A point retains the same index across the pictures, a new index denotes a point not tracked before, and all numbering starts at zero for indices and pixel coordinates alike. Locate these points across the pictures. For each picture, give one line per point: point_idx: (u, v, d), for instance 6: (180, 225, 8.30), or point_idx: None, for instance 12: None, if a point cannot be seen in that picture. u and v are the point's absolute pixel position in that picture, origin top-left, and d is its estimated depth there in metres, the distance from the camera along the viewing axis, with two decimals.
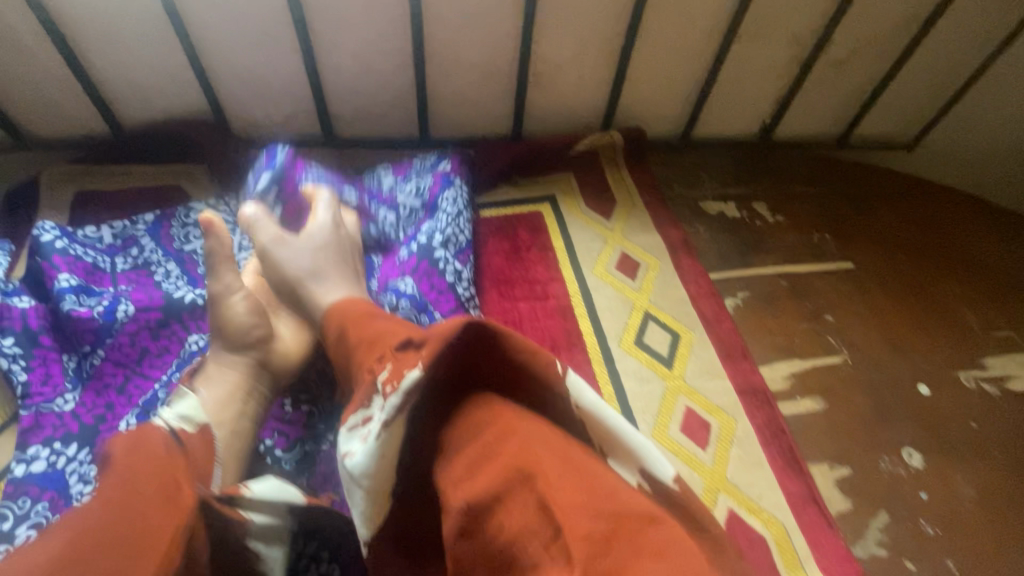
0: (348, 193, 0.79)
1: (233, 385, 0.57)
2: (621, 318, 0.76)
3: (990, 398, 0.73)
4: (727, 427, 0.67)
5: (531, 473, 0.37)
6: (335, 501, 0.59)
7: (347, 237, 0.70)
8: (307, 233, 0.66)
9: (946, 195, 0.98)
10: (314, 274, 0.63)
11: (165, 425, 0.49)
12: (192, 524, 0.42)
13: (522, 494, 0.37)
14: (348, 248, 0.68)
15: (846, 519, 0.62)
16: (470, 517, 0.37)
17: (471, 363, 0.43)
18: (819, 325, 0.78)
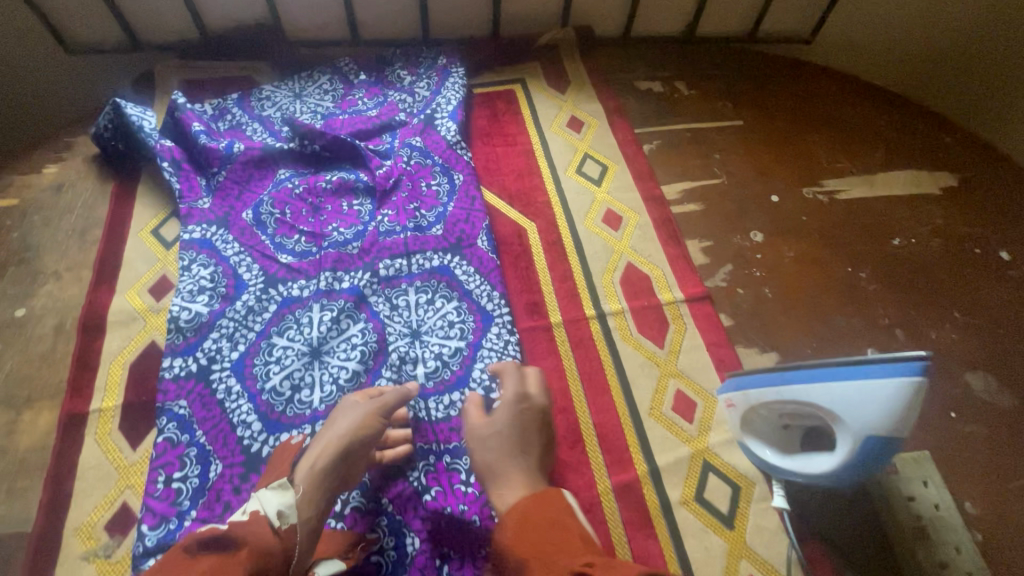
0: (378, 87, 1.15)
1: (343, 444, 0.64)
2: (568, 156, 1.09)
3: (820, 202, 1.05)
4: (633, 219, 1.01)
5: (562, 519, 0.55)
6: (381, 256, 0.93)
7: (529, 409, 0.66)
8: (493, 420, 0.65)
9: (834, 76, 1.25)
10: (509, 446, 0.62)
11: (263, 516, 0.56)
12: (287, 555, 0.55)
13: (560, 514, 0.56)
14: (531, 420, 0.65)
15: (703, 267, 0.96)
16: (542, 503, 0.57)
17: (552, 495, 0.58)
18: (708, 161, 1.10)
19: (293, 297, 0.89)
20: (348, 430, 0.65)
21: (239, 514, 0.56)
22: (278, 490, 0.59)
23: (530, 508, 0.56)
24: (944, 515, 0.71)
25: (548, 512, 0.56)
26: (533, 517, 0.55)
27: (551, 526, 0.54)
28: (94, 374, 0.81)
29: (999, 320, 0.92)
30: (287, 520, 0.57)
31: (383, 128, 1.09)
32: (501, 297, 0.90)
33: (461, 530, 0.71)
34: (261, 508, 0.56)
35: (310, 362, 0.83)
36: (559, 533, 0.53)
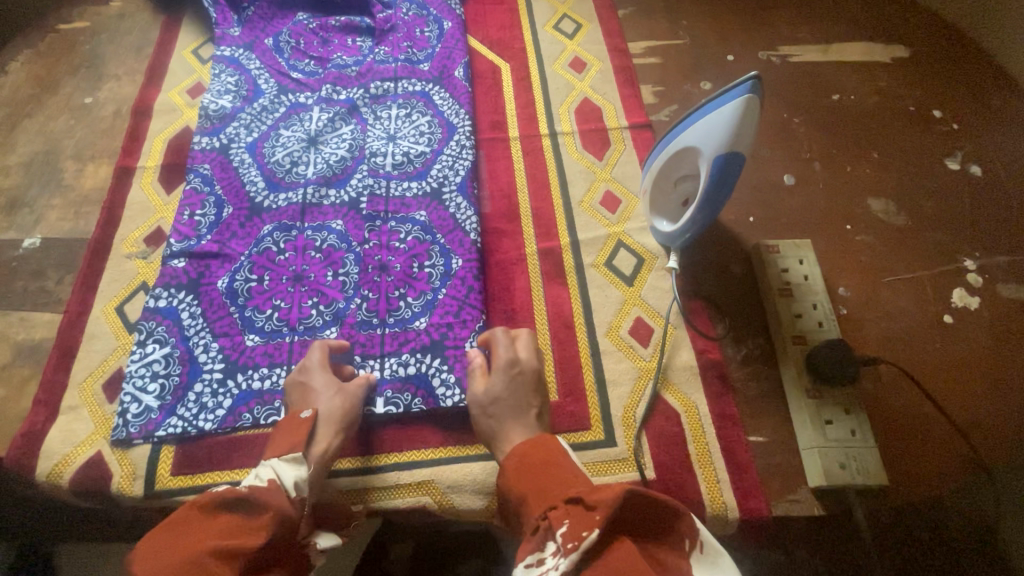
0: None
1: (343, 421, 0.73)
2: (547, 15, 1.22)
3: (772, 63, 1.14)
4: (597, 65, 1.14)
5: (553, 462, 0.63)
6: (372, 77, 1.10)
7: (522, 379, 0.74)
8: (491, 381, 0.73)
9: None
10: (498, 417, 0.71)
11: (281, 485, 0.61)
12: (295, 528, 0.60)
13: (546, 453, 0.64)
14: (523, 389, 0.73)
15: (651, 105, 1.09)
16: (530, 456, 0.64)
17: (546, 445, 0.66)
18: (675, 26, 1.20)
19: (299, 103, 1.07)
20: (344, 409, 0.73)
21: (257, 480, 0.62)
22: (292, 462, 0.65)
23: (534, 454, 0.64)
24: (811, 283, 0.84)
25: (544, 453, 0.64)
26: (531, 462, 0.63)
27: (543, 468, 0.62)
28: (141, 144, 1.03)
29: (911, 163, 1.00)
30: (301, 490, 0.63)
31: None
32: (466, 114, 1.04)
33: (382, 272, 0.88)
34: (282, 481, 0.62)
35: (307, 147, 1.01)
36: (552, 473, 0.61)
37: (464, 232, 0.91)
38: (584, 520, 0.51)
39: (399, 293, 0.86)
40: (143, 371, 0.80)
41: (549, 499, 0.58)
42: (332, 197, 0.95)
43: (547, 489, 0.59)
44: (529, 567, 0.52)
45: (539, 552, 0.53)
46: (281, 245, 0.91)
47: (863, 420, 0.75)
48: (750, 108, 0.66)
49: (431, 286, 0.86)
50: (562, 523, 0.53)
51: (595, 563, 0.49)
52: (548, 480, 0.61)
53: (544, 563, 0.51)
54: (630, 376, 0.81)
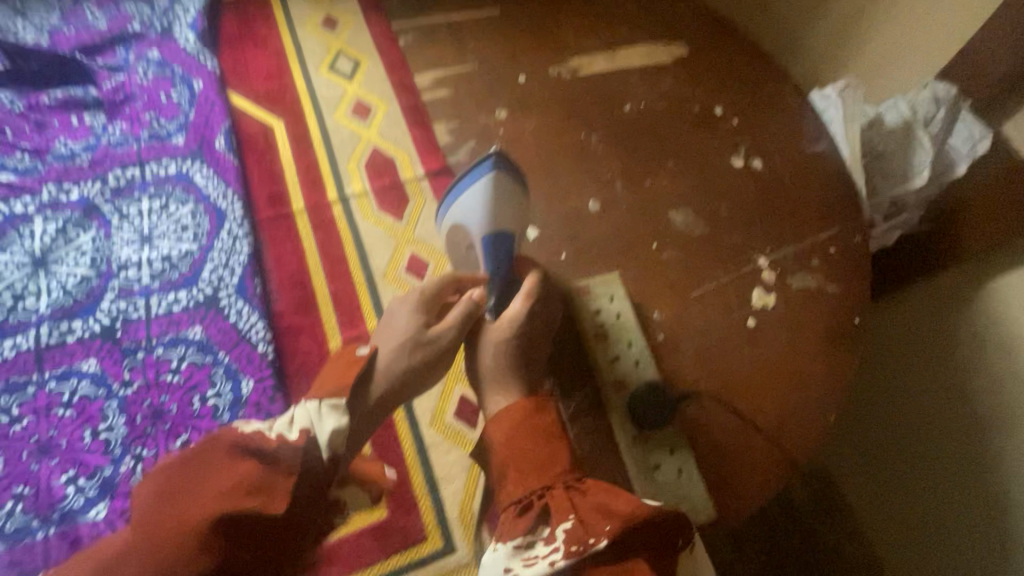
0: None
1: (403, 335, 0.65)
2: (320, 54, 1.09)
3: (563, 79, 1.11)
4: (383, 109, 1.04)
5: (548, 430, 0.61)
6: (111, 166, 0.91)
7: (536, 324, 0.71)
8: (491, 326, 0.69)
9: None
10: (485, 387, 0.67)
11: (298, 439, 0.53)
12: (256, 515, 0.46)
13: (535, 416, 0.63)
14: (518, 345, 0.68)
15: (448, 144, 1.01)
16: (516, 425, 0.62)
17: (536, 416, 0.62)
18: (462, 48, 1.12)
19: (15, 214, 0.86)
20: (405, 331, 0.66)
21: (290, 430, 0.53)
22: (334, 410, 0.55)
23: (510, 415, 0.62)
24: (623, 320, 0.84)
25: (534, 423, 0.62)
26: (518, 431, 0.61)
27: (529, 434, 0.61)
28: None
29: (701, 166, 1.03)
30: (335, 451, 0.54)
31: (118, 41, 1.02)
32: (236, 194, 0.90)
33: (156, 420, 0.74)
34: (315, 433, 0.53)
35: (33, 273, 0.82)
36: (535, 451, 0.60)
37: (251, 345, 0.79)
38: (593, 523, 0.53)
39: (182, 440, 0.73)
40: None
41: (539, 472, 0.59)
42: (78, 331, 0.79)
43: (537, 467, 0.59)
44: (518, 550, 0.54)
45: (529, 536, 0.55)
46: (14, 411, 0.73)
47: (687, 456, 0.76)
48: (501, 180, 0.72)
49: (219, 421, 0.74)
50: (566, 518, 0.54)
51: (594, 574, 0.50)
52: (534, 455, 0.60)
53: (535, 555, 0.53)
54: (462, 465, 0.75)
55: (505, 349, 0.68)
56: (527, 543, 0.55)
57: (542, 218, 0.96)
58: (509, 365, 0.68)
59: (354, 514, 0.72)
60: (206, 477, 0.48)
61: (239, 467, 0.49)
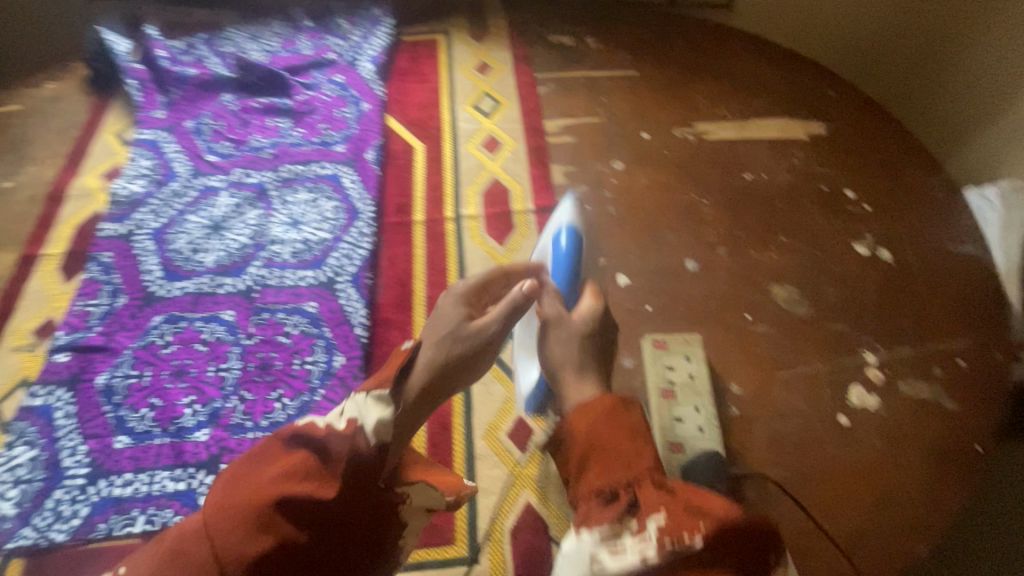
0: (313, 30, 1.31)
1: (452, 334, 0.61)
2: (468, 93, 1.23)
3: (686, 141, 1.14)
4: (510, 146, 1.14)
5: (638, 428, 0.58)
6: (285, 161, 1.11)
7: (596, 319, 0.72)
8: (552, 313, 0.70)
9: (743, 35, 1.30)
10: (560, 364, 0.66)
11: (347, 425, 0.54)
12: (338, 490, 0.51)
13: (623, 412, 0.59)
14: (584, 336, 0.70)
15: (561, 185, 1.08)
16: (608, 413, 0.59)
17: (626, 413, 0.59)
18: (593, 102, 1.20)
19: (210, 187, 1.08)
20: (453, 330, 0.61)
21: (338, 421, 0.54)
22: (378, 402, 0.55)
23: (595, 408, 0.59)
24: (696, 382, 0.81)
25: (621, 418, 0.58)
26: (601, 418, 0.58)
27: (615, 429, 0.57)
28: (50, 230, 1.04)
29: (816, 245, 0.98)
30: (381, 438, 0.53)
31: (316, 66, 1.25)
32: (371, 200, 1.05)
33: (264, 371, 0.87)
34: (361, 419, 0.54)
35: (210, 234, 1.02)
36: (623, 444, 0.57)
37: (350, 326, 0.90)
38: (685, 521, 0.49)
39: (277, 393, 0.85)
40: (7, 476, 0.78)
41: (627, 471, 0.54)
42: (227, 286, 0.96)
43: (623, 463, 0.55)
44: (603, 540, 0.50)
45: (616, 524, 0.51)
46: (167, 338, 0.90)
47: None
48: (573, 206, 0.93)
49: (309, 384, 0.85)
50: (657, 513, 0.50)
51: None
52: (613, 448, 0.56)
53: (621, 542, 0.50)
54: (502, 484, 0.77)
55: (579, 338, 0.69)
56: (614, 532, 0.50)
57: (635, 268, 0.97)
58: (586, 356, 0.67)
59: None
60: (262, 470, 0.52)
61: (295, 457, 0.52)
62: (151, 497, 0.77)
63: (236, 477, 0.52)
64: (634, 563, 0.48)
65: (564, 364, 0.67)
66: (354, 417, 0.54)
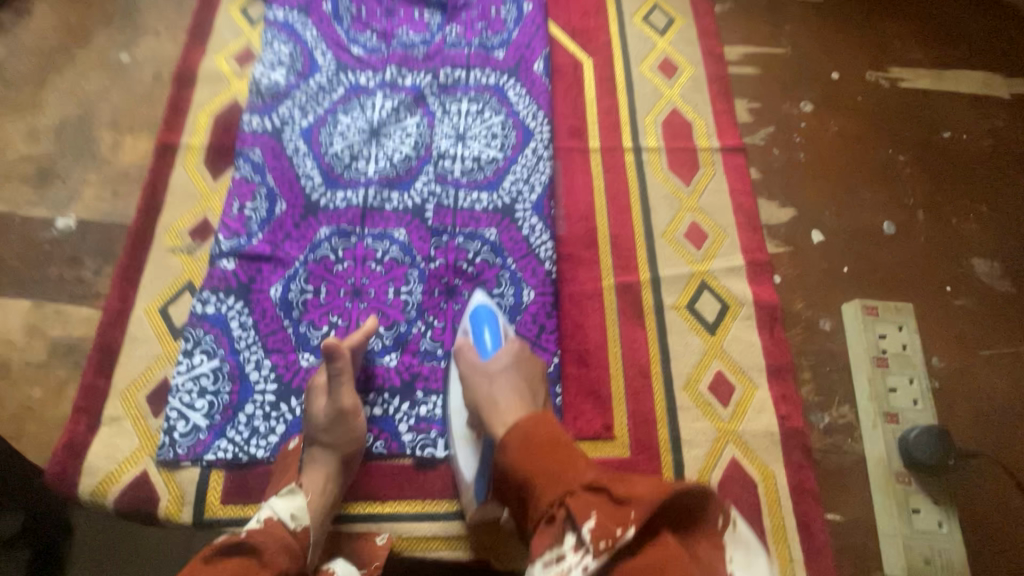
0: None
1: (326, 475, 0.68)
2: (637, 2, 1.08)
3: (879, 88, 1.03)
4: (688, 72, 1.03)
5: (558, 439, 0.58)
6: (442, 64, 0.98)
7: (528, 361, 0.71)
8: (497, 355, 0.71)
9: None
10: (491, 398, 0.67)
11: (273, 516, 0.60)
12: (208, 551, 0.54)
13: (545, 432, 0.59)
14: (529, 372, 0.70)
15: (746, 124, 0.98)
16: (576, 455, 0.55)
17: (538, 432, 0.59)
18: (778, 30, 1.07)
19: (360, 85, 0.96)
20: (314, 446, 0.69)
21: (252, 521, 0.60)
22: (286, 495, 0.63)
23: (524, 428, 0.60)
24: (909, 354, 0.80)
25: (550, 432, 0.59)
26: (524, 438, 0.59)
27: (545, 445, 0.57)
28: (185, 117, 0.93)
29: (1018, 220, 0.93)
30: (300, 522, 0.61)
31: None
32: (545, 118, 0.95)
33: (451, 299, 0.82)
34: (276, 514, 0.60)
35: (368, 140, 0.92)
36: (560, 451, 0.57)
37: (538, 259, 0.84)
38: (613, 512, 0.49)
39: None
40: (190, 386, 0.74)
41: (563, 479, 0.54)
42: (395, 201, 0.88)
43: (559, 468, 0.55)
44: (549, 565, 0.50)
45: (556, 544, 0.51)
46: (339, 253, 0.83)
47: (951, 513, 0.71)
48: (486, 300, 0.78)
49: None
50: (589, 516, 0.49)
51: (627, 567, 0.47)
52: (541, 454, 0.57)
53: (564, 559, 0.49)
54: (706, 437, 0.76)
55: (525, 399, 0.66)
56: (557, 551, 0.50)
57: (830, 224, 0.91)
58: (522, 393, 0.67)
59: (597, 442, 0.76)
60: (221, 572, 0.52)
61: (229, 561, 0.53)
62: None
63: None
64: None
65: (491, 400, 0.67)
66: (269, 513, 0.61)
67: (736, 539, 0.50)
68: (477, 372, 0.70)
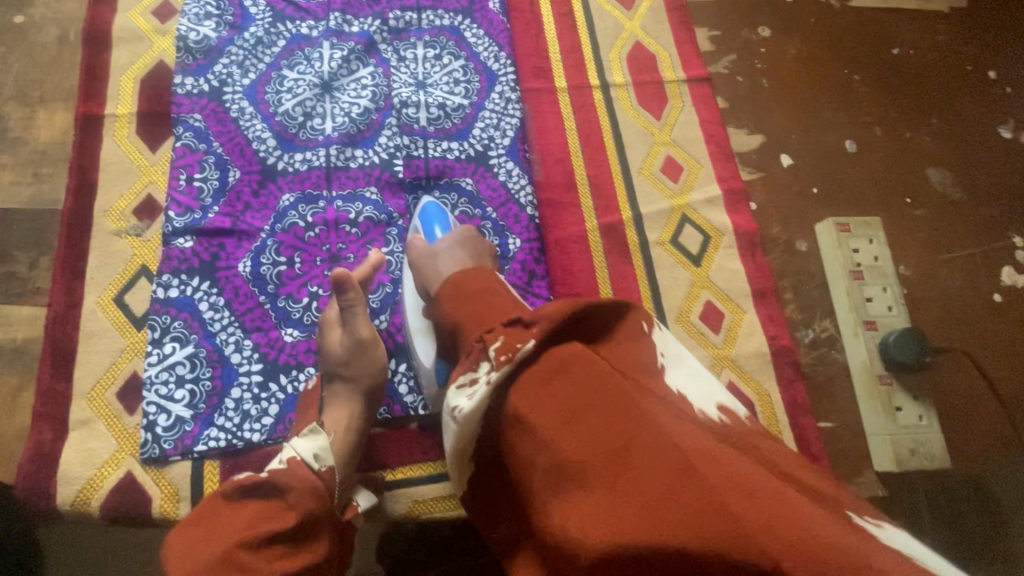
0: None
1: (350, 412, 0.65)
2: None
3: (830, 7, 1.04)
4: (646, 1, 0.99)
5: (490, 286, 0.55)
6: (390, 7, 0.91)
7: (477, 239, 0.70)
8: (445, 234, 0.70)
9: None
10: (438, 273, 0.65)
11: (297, 456, 0.58)
12: (221, 500, 0.56)
13: (479, 282, 0.55)
14: (481, 250, 0.69)
15: (708, 53, 0.97)
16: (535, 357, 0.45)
17: (473, 290, 0.54)
18: None
19: (303, 35, 0.88)
20: (331, 382, 0.67)
21: (275, 463, 0.58)
22: (310, 435, 0.61)
23: (463, 279, 0.56)
24: (881, 265, 0.84)
25: (480, 282, 0.55)
26: (457, 289, 0.55)
27: (479, 291, 0.54)
28: (104, 84, 0.82)
29: (964, 129, 0.97)
30: (325, 462, 0.59)
31: None
32: (507, 59, 0.90)
33: None
34: (297, 454, 0.58)
35: (321, 95, 0.85)
36: (489, 301, 0.53)
37: (519, 206, 0.82)
38: (521, 333, 0.46)
39: None
40: (165, 376, 0.69)
41: (489, 317, 0.51)
42: (360, 159, 0.82)
43: (482, 314, 0.51)
44: (461, 387, 0.48)
45: (473, 366, 0.47)
46: (309, 219, 0.78)
47: (929, 406, 0.77)
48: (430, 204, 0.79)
49: None
50: (495, 338, 0.47)
51: (522, 383, 0.44)
52: (475, 298, 0.53)
53: (477, 382, 0.47)
54: (704, 364, 0.78)
55: (466, 264, 0.65)
56: (471, 378, 0.47)
57: (796, 147, 0.93)
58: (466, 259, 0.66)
59: None
60: (229, 521, 0.54)
61: (246, 510, 0.55)
62: None
63: (207, 527, 0.54)
64: (485, 394, 0.46)
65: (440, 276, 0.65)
66: (291, 454, 0.58)
67: (667, 339, 0.52)
68: (424, 260, 0.68)
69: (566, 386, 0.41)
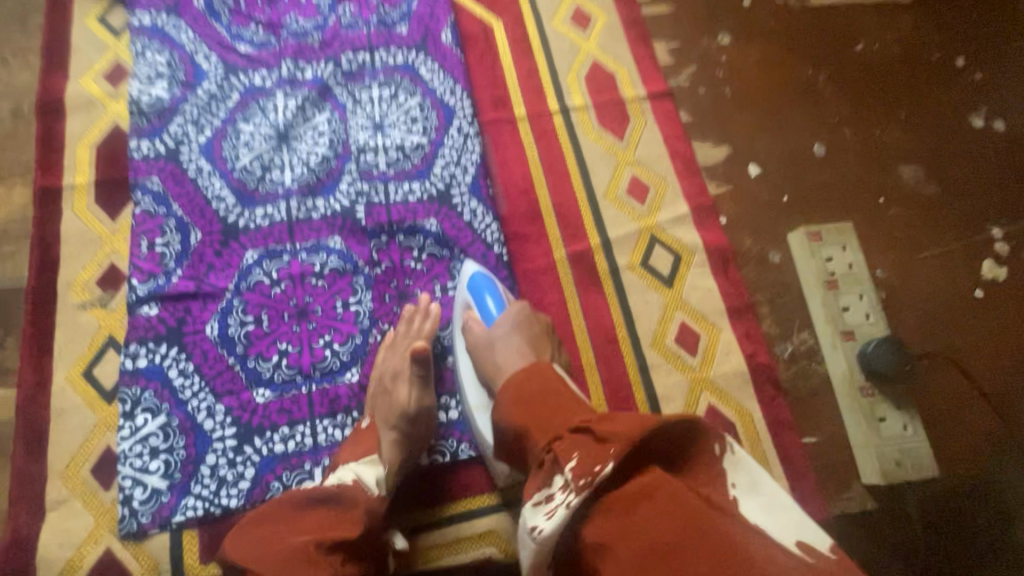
0: None
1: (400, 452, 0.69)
2: None
3: (789, 8, 1.02)
4: (602, 19, 0.98)
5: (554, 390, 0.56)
6: (342, 49, 0.90)
7: (532, 324, 0.70)
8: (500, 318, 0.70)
9: None
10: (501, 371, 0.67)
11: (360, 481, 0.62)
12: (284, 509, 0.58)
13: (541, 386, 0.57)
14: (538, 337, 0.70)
15: (668, 67, 0.96)
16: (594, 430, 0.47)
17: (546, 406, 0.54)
18: None
19: (256, 86, 0.87)
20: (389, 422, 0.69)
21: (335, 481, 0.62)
22: (371, 464, 0.64)
23: (527, 385, 0.58)
24: (856, 271, 0.83)
25: (543, 384, 0.57)
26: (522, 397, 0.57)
27: (540, 399, 0.55)
28: (61, 155, 0.82)
29: (935, 122, 0.96)
30: (382, 491, 0.63)
31: None
32: (463, 92, 0.89)
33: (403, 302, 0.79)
34: (359, 478, 0.62)
35: (278, 146, 0.84)
36: (552, 405, 0.54)
37: (485, 244, 0.81)
38: (597, 450, 0.45)
39: None
40: (139, 449, 0.69)
41: (555, 424, 0.51)
42: (322, 209, 0.81)
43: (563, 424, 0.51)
44: (538, 505, 0.46)
45: (547, 484, 0.47)
46: (274, 275, 0.77)
47: (914, 415, 0.77)
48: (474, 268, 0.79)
49: None
50: (571, 456, 0.46)
51: (604, 506, 0.44)
52: (536, 400, 0.56)
53: (553, 498, 0.46)
54: (681, 389, 0.77)
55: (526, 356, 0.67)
56: (545, 494, 0.47)
57: (764, 155, 0.91)
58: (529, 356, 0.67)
59: None
60: (295, 526, 0.56)
61: (308, 517, 0.57)
62: (321, 448, 0.72)
63: (270, 531, 0.55)
64: (563, 517, 0.44)
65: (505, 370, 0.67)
66: (352, 475, 0.62)
67: (739, 463, 0.47)
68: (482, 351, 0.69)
69: (662, 525, 0.41)
